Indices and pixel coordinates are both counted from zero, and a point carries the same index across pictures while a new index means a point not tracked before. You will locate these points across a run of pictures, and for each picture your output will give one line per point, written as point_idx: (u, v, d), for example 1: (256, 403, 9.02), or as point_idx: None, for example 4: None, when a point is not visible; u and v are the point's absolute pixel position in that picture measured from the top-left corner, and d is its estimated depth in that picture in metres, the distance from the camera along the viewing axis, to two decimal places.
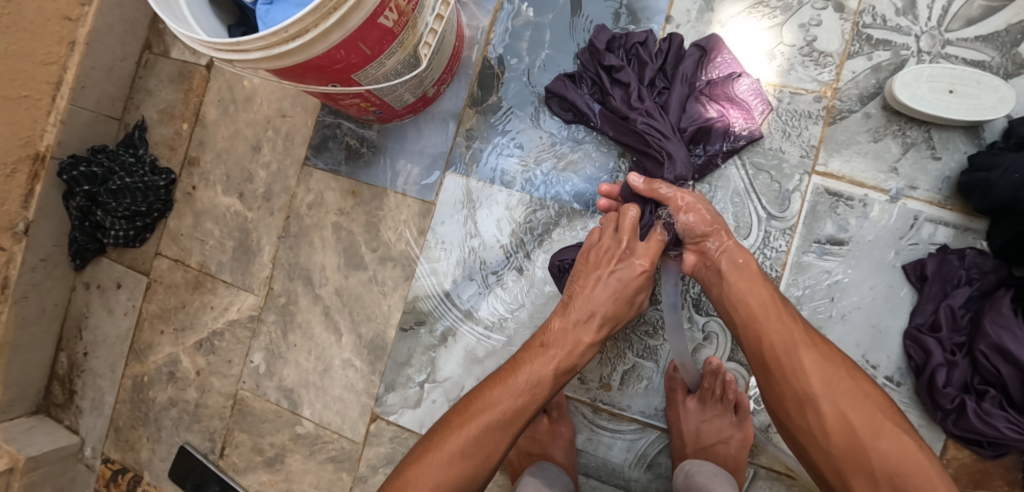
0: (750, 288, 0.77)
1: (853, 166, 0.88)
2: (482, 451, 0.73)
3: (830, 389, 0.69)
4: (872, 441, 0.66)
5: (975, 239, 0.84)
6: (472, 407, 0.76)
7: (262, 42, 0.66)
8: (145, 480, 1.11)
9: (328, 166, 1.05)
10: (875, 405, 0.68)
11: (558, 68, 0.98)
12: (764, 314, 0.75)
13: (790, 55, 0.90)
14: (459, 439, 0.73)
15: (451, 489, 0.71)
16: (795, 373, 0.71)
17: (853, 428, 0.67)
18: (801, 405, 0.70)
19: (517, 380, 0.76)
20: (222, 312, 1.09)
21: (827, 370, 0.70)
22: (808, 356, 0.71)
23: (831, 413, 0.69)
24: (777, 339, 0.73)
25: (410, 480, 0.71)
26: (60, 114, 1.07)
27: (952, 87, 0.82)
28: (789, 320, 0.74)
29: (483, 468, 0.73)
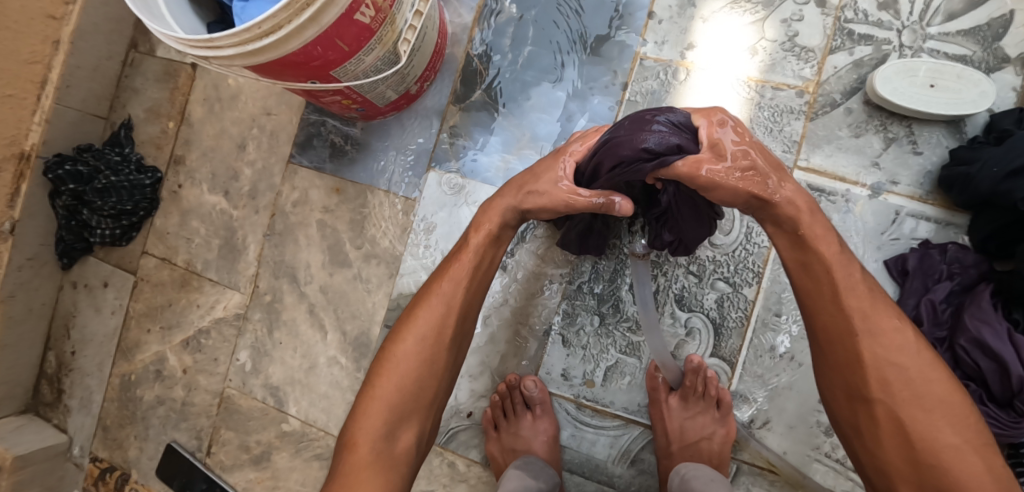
0: (828, 262, 0.66)
1: (835, 160, 0.87)
2: (436, 334, 0.73)
3: (887, 392, 0.63)
4: (927, 456, 0.61)
5: (956, 234, 0.84)
6: (425, 296, 0.75)
7: (236, 39, 0.66)
8: (133, 479, 1.11)
9: (313, 163, 1.05)
10: (939, 405, 0.62)
11: (541, 64, 0.98)
12: (826, 295, 0.66)
13: (772, 51, 0.90)
14: (414, 332, 0.73)
15: (415, 385, 0.72)
16: (854, 370, 0.64)
17: (908, 439, 0.62)
18: (855, 402, 0.65)
19: (464, 262, 0.76)
20: (208, 310, 1.10)
21: (885, 362, 0.63)
22: (868, 350, 0.64)
23: (884, 420, 0.63)
24: (834, 323, 0.66)
25: (374, 383, 0.72)
26: (46, 113, 1.07)
27: (933, 82, 0.82)
28: (860, 306, 0.65)
29: (426, 388, 0.72)
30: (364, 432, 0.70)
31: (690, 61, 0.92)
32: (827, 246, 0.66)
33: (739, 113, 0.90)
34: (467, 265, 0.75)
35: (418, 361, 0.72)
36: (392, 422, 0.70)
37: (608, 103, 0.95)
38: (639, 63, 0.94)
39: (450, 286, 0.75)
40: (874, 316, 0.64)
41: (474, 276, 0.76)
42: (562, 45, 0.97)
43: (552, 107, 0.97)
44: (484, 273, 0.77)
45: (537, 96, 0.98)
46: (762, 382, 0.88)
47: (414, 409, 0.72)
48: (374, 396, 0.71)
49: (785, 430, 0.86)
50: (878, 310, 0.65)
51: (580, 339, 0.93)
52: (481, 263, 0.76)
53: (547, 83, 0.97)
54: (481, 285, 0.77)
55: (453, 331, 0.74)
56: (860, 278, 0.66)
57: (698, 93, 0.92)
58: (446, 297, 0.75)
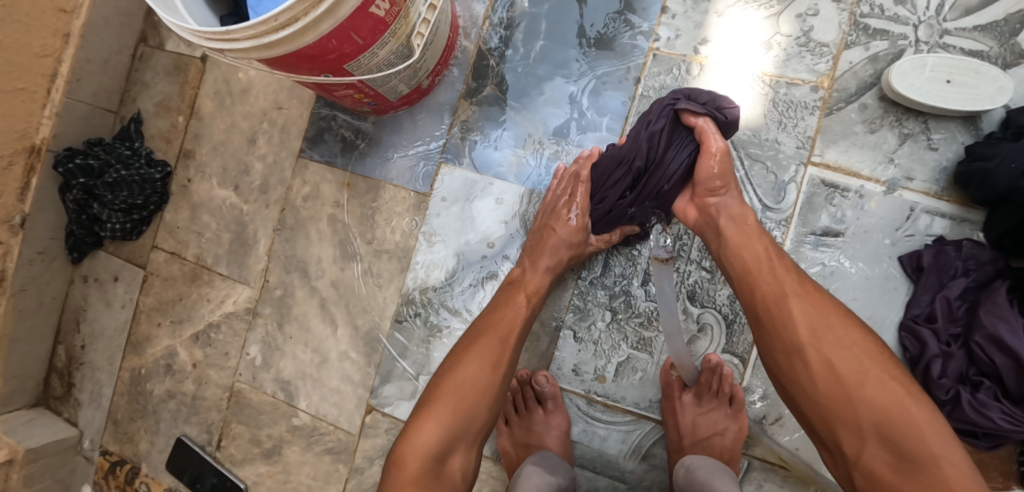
0: (748, 243, 0.74)
1: (850, 156, 0.87)
2: (491, 372, 0.77)
3: (818, 339, 0.65)
4: (858, 390, 0.62)
5: (971, 230, 0.84)
6: (473, 351, 0.78)
7: (251, 31, 0.66)
8: (144, 472, 1.12)
9: (324, 157, 1.05)
10: (874, 359, 0.64)
11: (554, 58, 0.97)
12: (761, 265, 0.72)
13: (787, 46, 0.90)
14: (462, 389, 0.75)
15: (456, 438, 0.73)
16: (785, 322, 0.68)
17: (842, 378, 0.63)
18: (789, 356, 0.67)
19: (509, 329, 0.80)
20: (219, 305, 1.10)
21: (815, 317, 0.67)
22: (796, 304, 0.68)
23: (818, 365, 0.65)
24: (769, 289, 0.70)
25: (417, 431, 0.73)
26: (56, 107, 1.07)
27: (950, 77, 0.81)
28: (780, 270, 0.71)
29: (478, 418, 0.75)
30: (414, 448, 0.72)
31: (704, 57, 0.92)
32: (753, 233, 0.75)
33: (753, 109, 0.90)
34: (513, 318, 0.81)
35: (477, 391, 0.75)
36: (433, 474, 0.71)
37: (621, 97, 0.95)
38: (651, 57, 0.94)
39: (507, 327, 0.80)
40: (793, 281, 0.70)
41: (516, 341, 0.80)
42: (575, 40, 0.96)
43: (565, 102, 0.97)
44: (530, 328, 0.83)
45: (549, 91, 0.97)
46: None
47: (451, 465, 0.73)
48: (417, 443, 0.72)
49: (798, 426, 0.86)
50: (802, 278, 0.70)
51: (592, 334, 0.93)
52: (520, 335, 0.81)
53: (560, 77, 0.97)
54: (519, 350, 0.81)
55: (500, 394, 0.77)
56: (777, 252, 0.73)
57: (713, 88, 0.91)
58: (506, 331, 0.80)
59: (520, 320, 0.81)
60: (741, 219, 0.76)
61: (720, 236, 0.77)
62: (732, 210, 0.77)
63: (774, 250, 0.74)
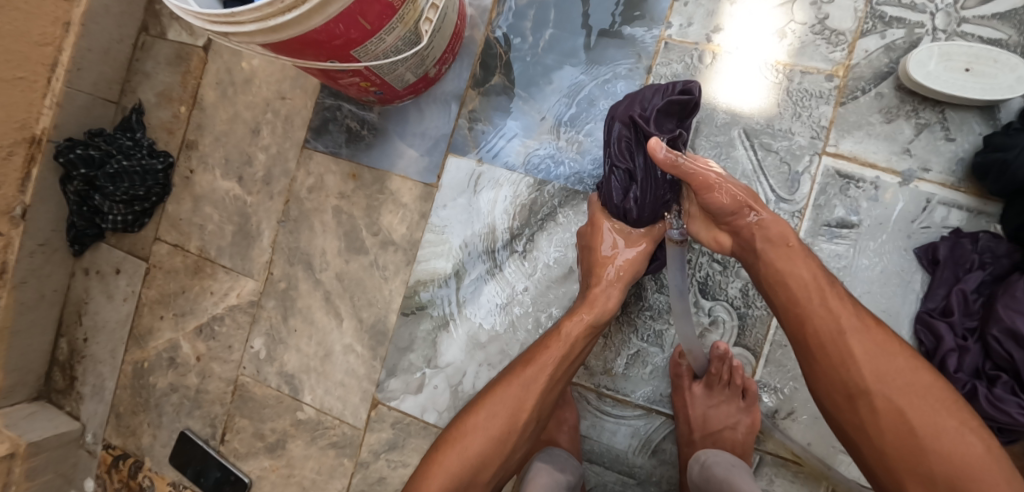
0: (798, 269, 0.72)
1: (865, 146, 0.86)
2: (508, 418, 0.75)
3: (884, 384, 0.65)
4: (930, 439, 0.62)
5: (988, 223, 0.82)
6: (497, 385, 0.78)
7: (258, 14, 0.64)
8: (147, 466, 1.11)
9: (328, 148, 1.04)
10: (940, 404, 0.64)
11: (563, 47, 0.95)
12: (810, 295, 0.70)
13: (801, 34, 0.88)
14: (485, 408, 0.77)
15: (477, 459, 0.74)
16: (849, 362, 0.66)
17: (911, 428, 0.63)
18: (853, 399, 0.66)
19: (536, 364, 0.78)
20: (222, 298, 1.08)
21: (880, 359, 0.66)
22: (858, 344, 0.67)
23: (882, 409, 0.65)
24: (824, 324, 0.69)
25: (441, 450, 0.76)
26: (56, 96, 1.06)
27: (969, 66, 0.80)
28: (836, 303, 0.69)
29: (486, 469, 0.75)
30: (430, 491, 0.73)
31: (718, 45, 0.90)
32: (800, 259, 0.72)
33: (767, 98, 0.88)
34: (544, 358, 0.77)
35: (488, 436, 0.75)
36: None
37: (631, 86, 0.93)
38: (663, 46, 0.92)
39: (531, 372, 0.77)
40: (854, 321, 0.68)
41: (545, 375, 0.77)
42: (585, 27, 0.95)
43: (574, 92, 0.95)
44: (562, 372, 0.79)
45: (558, 80, 0.96)
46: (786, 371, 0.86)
47: (473, 485, 0.74)
48: (442, 462, 0.75)
49: (811, 420, 0.85)
50: (860, 312, 0.69)
51: (601, 327, 0.92)
52: (559, 366, 0.77)
53: (569, 66, 0.95)
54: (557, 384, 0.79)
55: (520, 424, 0.76)
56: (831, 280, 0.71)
57: (726, 77, 0.90)
58: (530, 374, 0.77)
59: (553, 364, 0.77)
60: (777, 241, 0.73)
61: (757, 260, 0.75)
62: (770, 232, 0.74)
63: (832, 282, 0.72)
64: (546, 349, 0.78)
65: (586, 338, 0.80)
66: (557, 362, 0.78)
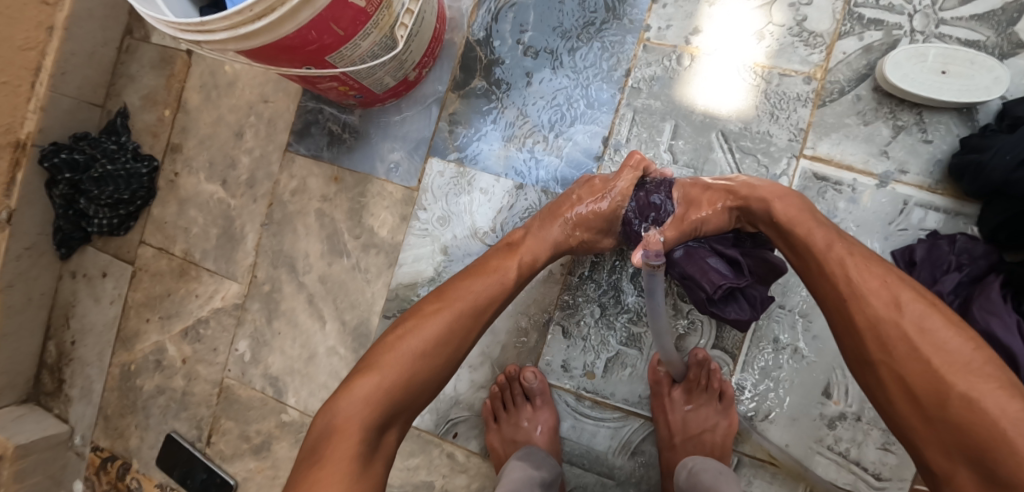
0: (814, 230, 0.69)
1: (843, 148, 0.85)
2: (464, 331, 0.71)
3: (886, 350, 0.59)
4: (947, 382, 0.54)
5: (965, 224, 0.82)
6: (450, 291, 0.74)
7: (228, 22, 0.65)
8: (135, 467, 1.11)
9: (311, 151, 1.04)
10: (954, 365, 0.55)
11: (542, 49, 0.95)
12: (820, 269, 0.66)
13: (780, 36, 0.88)
14: (439, 317, 0.71)
15: (427, 371, 0.68)
16: (851, 315, 0.62)
17: (932, 368, 0.56)
18: (864, 369, 0.61)
19: (492, 275, 0.76)
20: (207, 300, 1.09)
21: (881, 323, 0.59)
22: (860, 312, 0.61)
23: (890, 378, 0.58)
24: (832, 296, 0.64)
25: (380, 354, 0.68)
26: (40, 100, 1.06)
27: (945, 67, 0.79)
28: (842, 271, 0.64)
29: (427, 386, 0.69)
30: (358, 401, 0.64)
31: (696, 47, 0.90)
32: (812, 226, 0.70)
33: (745, 100, 0.88)
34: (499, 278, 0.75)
35: (432, 347, 0.69)
36: (385, 410, 0.64)
37: (611, 89, 0.93)
38: (642, 48, 0.92)
39: (484, 282, 0.75)
40: (861, 267, 0.63)
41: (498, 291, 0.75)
42: (564, 30, 0.95)
43: (554, 94, 0.95)
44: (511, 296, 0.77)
45: (537, 82, 0.96)
46: (764, 373, 0.87)
47: (411, 401, 0.67)
48: (380, 368, 0.66)
49: (789, 422, 0.85)
50: (868, 273, 0.62)
51: (580, 329, 0.92)
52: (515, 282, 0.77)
53: (549, 69, 0.95)
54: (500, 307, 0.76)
55: (463, 337, 0.71)
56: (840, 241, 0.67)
57: (704, 79, 0.90)
58: (487, 288, 0.74)
59: (503, 280, 0.76)
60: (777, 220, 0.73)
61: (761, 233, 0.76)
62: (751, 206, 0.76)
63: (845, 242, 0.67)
64: (493, 261, 0.78)
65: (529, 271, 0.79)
66: (508, 277, 0.76)
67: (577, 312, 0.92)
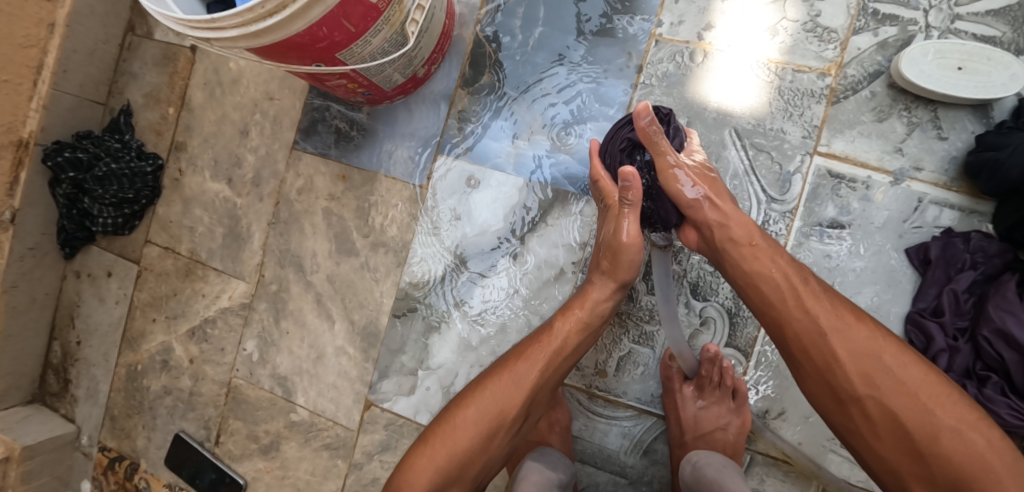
0: (787, 263, 0.70)
1: (858, 146, 0.85)
2: (503, 413, 0.72)
3: (874, 387, 0.62)
4: (930, 446, 0.59)
5: (980, 222, 0.82)
6: (496, 373, 0.75)
7: (238, 19, 0.63)
8: (142, 468, 1.11)
9: (317, 149, 1.03)
10: (932, 396, 0.61)
11: (553, 45, 0.94)
12: (785, 298, 0.68)
13: (794, 31, 0.87)
14: (478, 402, 0.73)
15: (466, 453, 0.71)
16: (826, 373, 0.65)
17: (921, 403, 0.61)
18: (843, 403, 0.64)
19: (545, 352, 0.75)
20: (213, 300, 1.08)
21: (865, 360, 0.63)
22: (839, 346, 0.64)
23: (878, 412, 0.62)
24: (803, 327, 0.66)
25: (428, 443, 0.72)
26: (42, 99, 1.05)
27: (962, 64, 0.79)
28: (812, 304, 0.66)
29: (475, 463, 0.72)
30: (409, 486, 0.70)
31: (709, 43, 0.89)
32: (773, 259, 0.70)
33: (758, 98, 0.88)
34: (547, 353, 0.75)
35: (476, 432, 0.72)
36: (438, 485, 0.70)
37: (622, 86, 0.92)
38: (654, 44, 0.91)
39: (524, 368, 0.74)
40: (829, 301, 0.67)
41: (554, 359, 0.75)
42: (575, 26, 0.94)
43: (564, 91, 0.94)
44: (559, 373, 0.76)
45: (548, 79, 0.95)
46: (777, 372, 0.86)
47: (459, 477, 0.71)
48: (424, 455, 0.71)
49: (801, 421, 0.85)
50: (839, 310, 0.66)
51: None
52: (557, 360, 0.75)
53: (559, 65, 0.94)
54: (559, 375, 0.76)
55: (515, 413, 0.73)
56: (806, 276, 0.69)
57: (717, 76, 0.89)
58: (528, 371, 0.74)
59: (545, 360, 0.75)
60: (745, 242, 0.72)
61: (722, 262, 0.74)
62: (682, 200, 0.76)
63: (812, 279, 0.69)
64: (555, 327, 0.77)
65: (579, 335, 0.77)
66: (550, 358, 0.75)
67: None
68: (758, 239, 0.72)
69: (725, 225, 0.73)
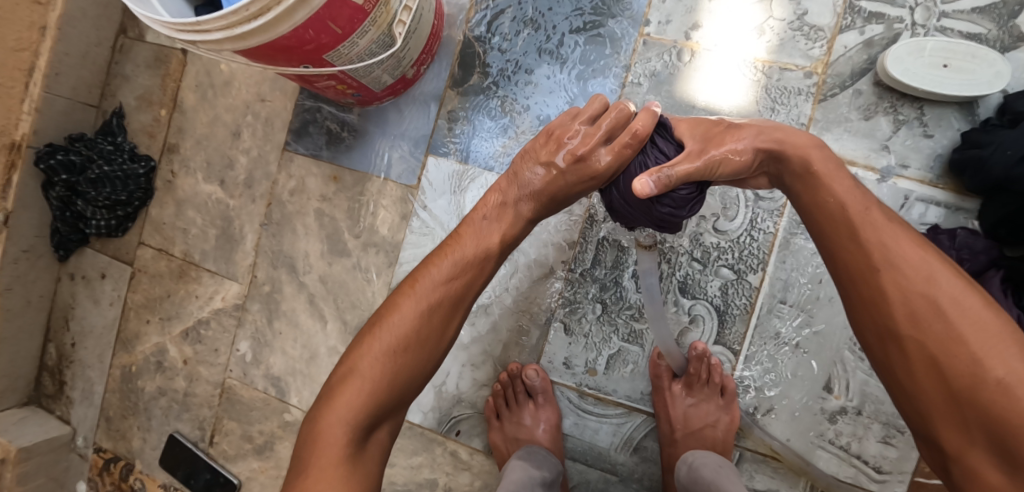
0: (846, 189, 0.61)
1: (844, 144, 0.85)
2: (432, 321, 0.68)
3: (916, 325, 0.54)
4: (969, 396, 0.51)
5: (966, 219, 0.82)
6: (419, 276, 0.69)
7: (223, 22, 0.64)
8: (138, 468, 1.12)
9: (309, 150, 1.03)
10: (985, 343, 0.51)
11: (541, 45, 0.95)
12: (838, 228, 0.60)
13: (780, 30, 0.87)
14: (405, 310, 0.67)
15: (397, 368, 0.65)
16: (869, 305, 0.57)
17: (968, 351, 0.51)
18: (883, 340, 0.56)
19: (466, 250, 0.71)
20: (207, 301, 1.09)
21: (914, 296, 0.54)
22: (888, 279, 0.56)
23: (918, 354, 0.54)
24: (852, 259, 0.59)
25: (354, 362, 0.65)
26: (34, 102, 1.05)
27: (946, 61, 0.79)
28: (870, 232, 0.58)
29: (408, 377, 0.66)
30: (336, 417, 0.63)
31: (697, 42, 0.90)
32: (833, 186, 0.62)
33: (746, 96, 0.88)
34: (472, 249, 0.71)
35: (404, 340, 0.66)
36: (369, 406, 0.63)
37: (610, 85, 0.93)
38: (642, 43, 0.92)
39: (449, 268, 0.70)
40: (893, 233, 0.57)
41: (470, 261, 0.71)
42: (563, 26, 0.94)
43: (553, 91, 0.94)
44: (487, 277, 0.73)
45: (536, 79, 0.95)
46: (765, 368, 0.87)
47: (391, 395, 0.65)
48: (353, 377, 0.64)
49: (790, 417, 0.86)
50: (900, 240, 0.57)
51: (582, 327, 0.92)
52: (482, 259, 0.71)
53: (548, 65, 0.95)
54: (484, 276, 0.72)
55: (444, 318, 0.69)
56: (866, 202, 0.60)
57: (706, 75, 0.89)
58: (454, 271, 0.70)
59: (469, 261, 0.70)
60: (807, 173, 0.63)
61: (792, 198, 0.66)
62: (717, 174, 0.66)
63: (877, 206, 0.60)
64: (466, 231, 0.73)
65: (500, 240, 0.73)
66: (473, 258, 0.71)
67: (577, 307, 0.92)
68: (813, 165, 0.63)
69: (782, 145, 0.65)
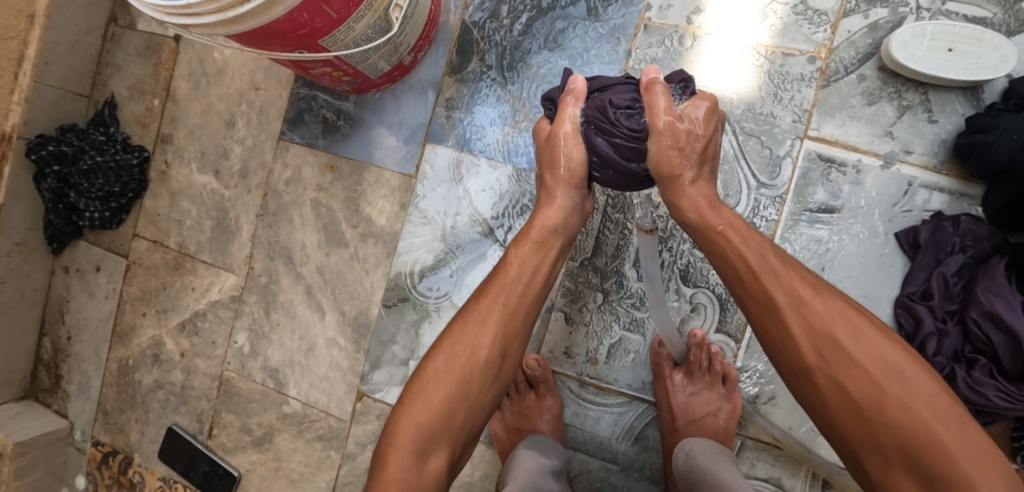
0: (742, 239, 0.67)
1: (847, 130, 0.84)
2: (474, 355, 0.67)
3: (824, 360, 0.59)
4: (877, 417, 0.56)
5: (970, 205, 0.81)
6: (465, 314, 0.70)
7: (215, 5, 0.62)
8: (136, 462, 1.11)
9: (305, 139, 1.02)
10: (883, 366, 0.57)
11: (541, 31, 0.93)
12: (741, 276, 0.66)
13: (784, 14, 0.86)
14: (445, 349, 0.68)
15: (445, 407, 0.66)
16: (781, 349, 0.62)
17: (870, 376, 0.57)
18: (797, 377, 0.62)
19: (506, 281, 0.71)
20: (203, 293, 1.07)
21: (817, 334, 0.60)
22: (793, 319, 0.61)
23: (827, 384, 0.59)
24: (760, 304, 0.64)
25: (406, 402, 0.67)
26: (24, 92, 1.03)
27: (951, 45, 0.78)
28: (767, 277, 0.64)
29: (462, 410, 0.66)
30: (396, 448, 0.64)
31: (698, 27, 0.88)
32: (731, 236, 0.68)
33: (749, 82, 0.87)
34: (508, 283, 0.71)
35: (452, 380, 0.67)
36: (421, 442, 0.65)
37: (610, 70, 0.91)
38: (643, 28, 0.90)
39: (487, 304, 0.70)
40: (792, 274, 0.64)
41: (516, 297, 0.70)
42: (562, 11, 0.92)
43: (553, 78, 0.93)
44: (529, 301, 0.72)
45: (536, 66, 0.94)
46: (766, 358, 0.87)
47: (445, 433, 0.66)
48: (407, 415, 0.66)
49: (792, 405, 0.85)
50: (796, 281, 0.63)
51: (583, 316, 0.91)
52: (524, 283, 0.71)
53: (547, 52, 0.93)
54: (528, 307, 0.71)
55: (488, 354, 0.68)
56: (762, 249, 0.66)
57: (708, 61, 0.88)
58: (489, 305, 0.70)
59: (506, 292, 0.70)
60: (699, 226, 0.70)
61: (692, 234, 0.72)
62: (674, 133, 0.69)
63: (769, 272, 0.64)
64: (510, 264, 0.72)
65: (538, 257, 0.73)
66: (511, 289, 0.70)
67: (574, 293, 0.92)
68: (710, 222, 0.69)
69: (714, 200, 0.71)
